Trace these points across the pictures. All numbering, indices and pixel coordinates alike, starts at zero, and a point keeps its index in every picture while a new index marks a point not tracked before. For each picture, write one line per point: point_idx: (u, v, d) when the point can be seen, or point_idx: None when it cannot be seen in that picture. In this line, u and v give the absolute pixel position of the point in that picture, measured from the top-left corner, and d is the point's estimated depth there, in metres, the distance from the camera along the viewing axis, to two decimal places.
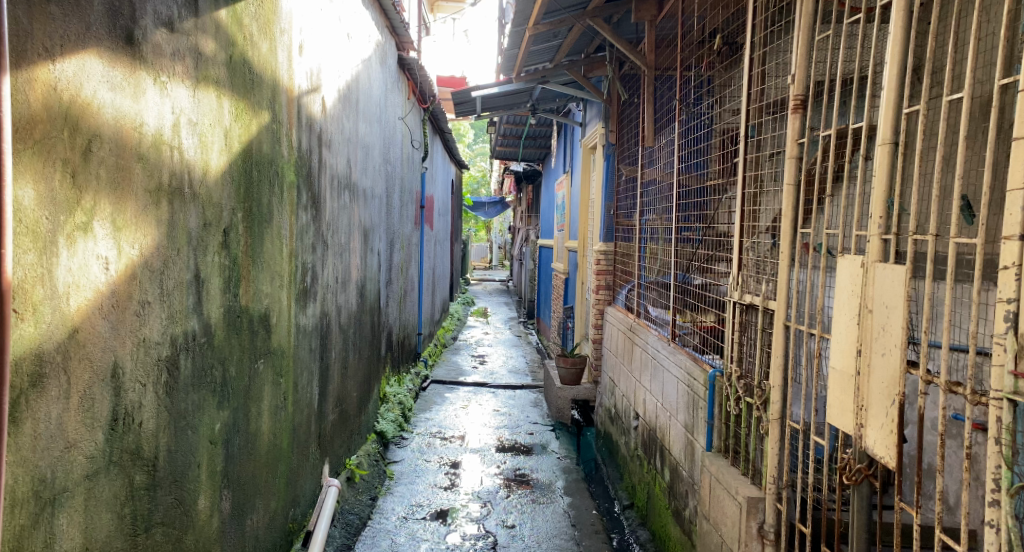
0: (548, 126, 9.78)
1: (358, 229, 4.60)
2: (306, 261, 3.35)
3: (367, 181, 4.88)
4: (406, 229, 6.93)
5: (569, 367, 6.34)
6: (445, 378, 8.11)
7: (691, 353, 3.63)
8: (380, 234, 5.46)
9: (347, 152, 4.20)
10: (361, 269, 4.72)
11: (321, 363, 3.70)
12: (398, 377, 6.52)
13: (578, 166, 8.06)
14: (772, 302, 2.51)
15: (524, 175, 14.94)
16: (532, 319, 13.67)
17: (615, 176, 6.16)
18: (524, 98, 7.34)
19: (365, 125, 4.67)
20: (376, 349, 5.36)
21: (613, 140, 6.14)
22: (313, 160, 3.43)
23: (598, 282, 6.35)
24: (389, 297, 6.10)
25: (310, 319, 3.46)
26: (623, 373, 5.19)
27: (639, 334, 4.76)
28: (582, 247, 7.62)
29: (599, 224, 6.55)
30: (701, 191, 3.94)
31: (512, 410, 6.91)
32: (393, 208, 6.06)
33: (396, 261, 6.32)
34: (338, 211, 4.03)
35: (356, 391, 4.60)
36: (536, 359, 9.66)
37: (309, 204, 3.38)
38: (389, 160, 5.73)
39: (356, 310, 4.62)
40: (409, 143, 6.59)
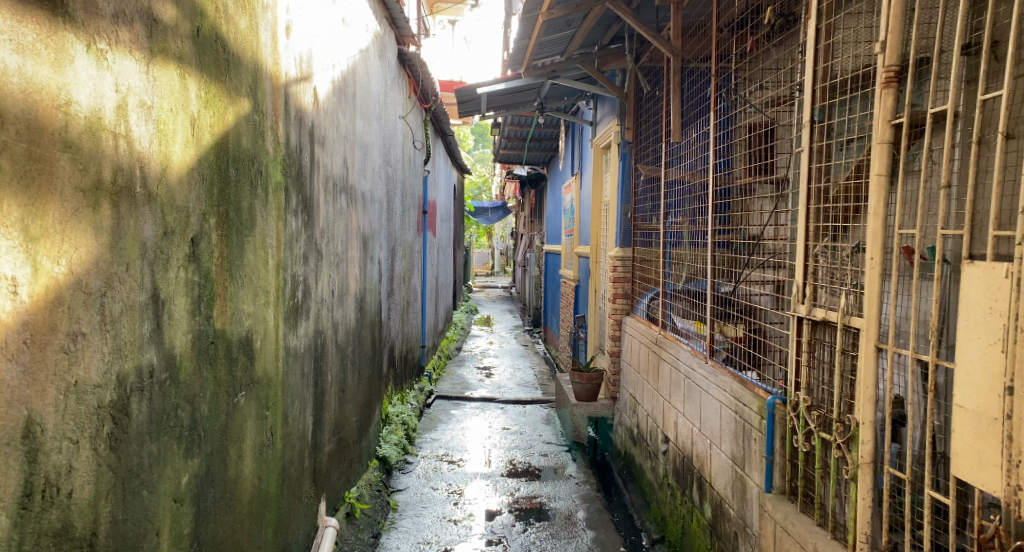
0: (555, 126, 9.40)
1: (357, 237, 4.20)
2: (296, 274, 2.94)
3: (367, 184, 4.47)
4: (409, 236, 6.53)
5: (585, 383, 5.89)
6: (450, 393, 7.70)
7: (735, 374, 3.23)
8: (381, 243, 5.07)
9: (344, 151, 3.80)
10: (361, 281, 4.32)
11: (316, 390, 3.28)
12: (400, 394, 6.10)
13: (588, 168, 7.68)
14: (856, 319, 2.11)
15: (527, 180, 14.57)
16: (538, 327, 13.25)
17: (632, 178, 5.76)
18: (532, 96, 6.93)
19: (363, 124, 4.27)
20: (377, 367, 4.94)
21: (630, 138, 5.74)
22: (305, 158, 3.02)
23: (613, 290, 5.92)
24: (392, 310, 5.68)
25: (302, 339, 3.05)
26: (649, 391, 4.77)
27: (667, 348, 4.35)
28: (595, 253, 7.21)
29: (615, 229, 6.14)
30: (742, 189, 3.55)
31: (524, 428, 6.49)
32: (394, 214, 5.65)
33: (398, 271, 5.92)
34: (333, 217, 3.62)
35: (355, 416, 4.19)
36: (545, 371, 9.24)
37: (300, 208, 2.97)
38: (390, 162, 5.32)
39: (356, 326, 4.21)
40: (410, 144, 6.20)
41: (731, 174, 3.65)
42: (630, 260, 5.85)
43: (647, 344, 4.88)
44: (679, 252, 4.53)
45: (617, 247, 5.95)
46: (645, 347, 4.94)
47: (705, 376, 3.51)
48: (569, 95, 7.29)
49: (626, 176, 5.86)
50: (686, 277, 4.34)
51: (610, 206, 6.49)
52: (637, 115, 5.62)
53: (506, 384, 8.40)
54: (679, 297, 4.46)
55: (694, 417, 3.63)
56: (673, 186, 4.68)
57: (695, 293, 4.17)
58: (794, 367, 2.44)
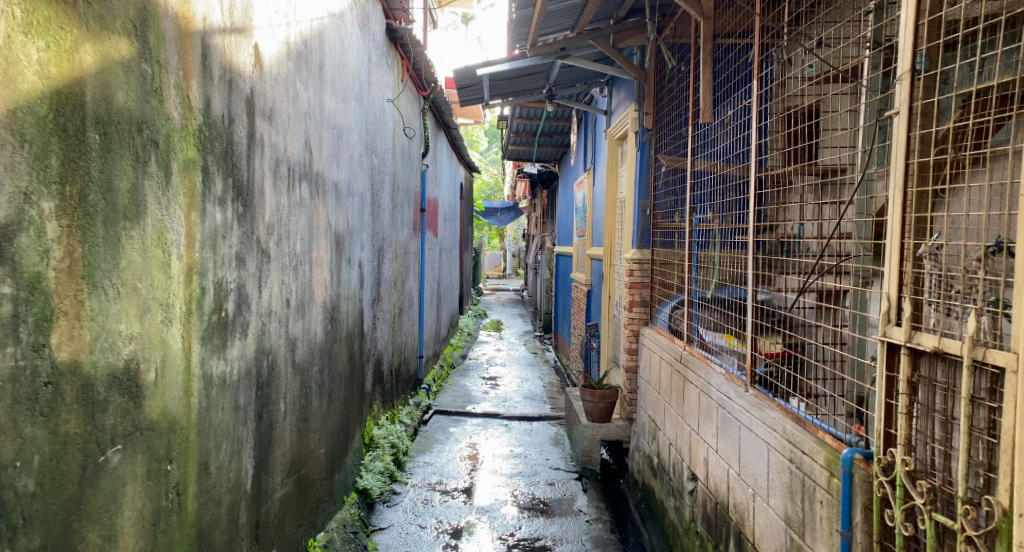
0: (566, 119, 8.75)
1: (327, 236, 3.56)
2: (223, 280, 2.29)
3: (342, 174, 3.84)
4: (401, 235, 5.90)
5: (596, 402, 5.24)
6: (450, 408, 7.05)
7: (785, 407, 2.55)
8: (364, 243, 4.46)
9: (305, 128, 3.15)
10: (331, 288, 3.66)
11: (260, 425, 2.63)
12: (391, 413, 5.46)
13: (602, 162, 7.01)
14: (997, 355, 1.41)
15: (538, 178, 13.92)
16: (549, 333, 12.60)
17: (652, 170, 5.08)
18: (540, 80, 6.28)
19: (335, 101, 3.63)
20: (357, 385, 4.30)
21: (649, 126, 5.06)
22: (238, 131, 2.37)
23: (630, 298, 5.25)
24: (379, 317, 5.04)
25: (235, 363, 2.40)
26: (672, 417, 4.09)
27: (694, 368, 3.67)
28: (609, 255, 6.54)
29: (631, 228, 5.47)
30: (789, 174, 2.89)
31: (529, 450, 5.83)
32: (381, 210, 5.01)
33: (388, 273, 5.28)
34: (290, 209, 2.98)
35: (324, 447, 3.54)
36: (555, 382, 8.57)
37: (230, 196, 2.33)
38: (374, 150, 4.70)
39: (325, 340, 3.56)
40: (403, 133, 5.59)
41: (774, 157, 2.98)
42: (649, 262, 5.18)
43: (669, 362, 4.22)
44: (710, 253, 3.85)
45: (634, 248, 5.29)
46: (667, 362, 4.27)
47: (745, 407, 2.84)
48: (582, 81, 6.66)
49: (645, 167, 5.19)
50: (717, 286, 3.68)
51: (626, 202, 5.82)
52: (659, 98, 4.95)
53: (513, 397, 7.73)
54: (710, 307, 3.79)
55: (732, 457, 2.95)
56: (703, 176, 4.00)
57: (731, 301, 3.50)
58: (881, 412, 1.75)
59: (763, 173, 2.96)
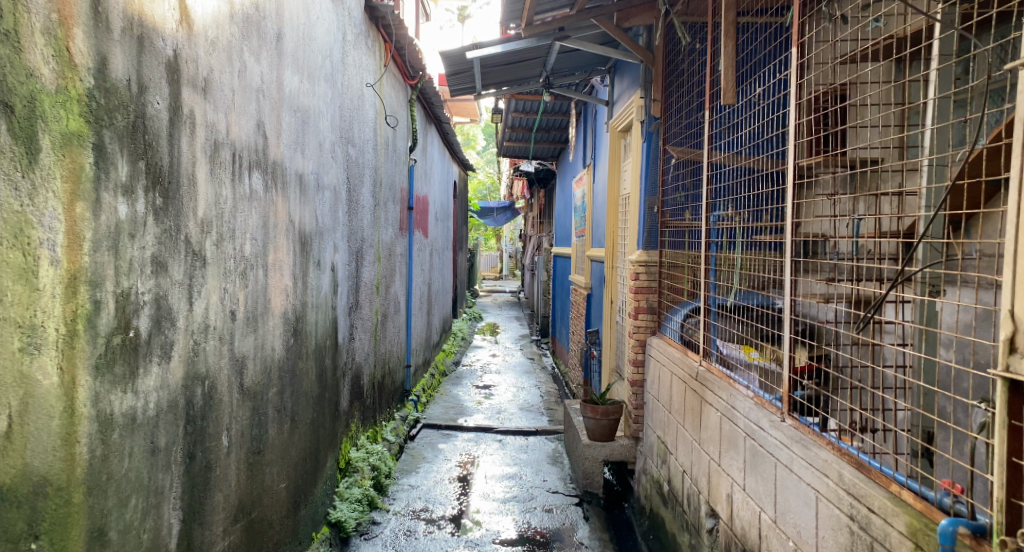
0: (564, 112, 8.29)
1: (289, 235, 3.08)
2: (135, 290, 1.81)
3: (307, 165, 3.36)
4: (385, 235, 5.42)
5: (599, 419, 4.76)
6: (440, 421, 6.56)
7: (838, 447, 2.06)
8: (338, 243, 3.98)
9: (257, 107, 2.66)
10: (294, 296, 3.17)
11: (192, 469, 2.14)
12: (372, 430, 4.98)
13: (603, 157, 6.54)
14: None
15: (534, 177, 13.46)
16: (547, 338, 12.12)
17: (660, 162, 4.62)
18: (536, 66, 5.81)
19: (299, 80, 3.15)
20: (329, 405, 3.82)
21: (657, 114, 4.59)
22: (154, 102, 1.87)
23: (635, 304, 4.79)
24: (358, 326, 4.55)
25: (152, 396, 1.91)
26: (686, 441, 3.62)
27: (714, 388, 3.21)
28: (611, 256, 6.06)
29: (637, 227, 5.00)
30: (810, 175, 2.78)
31: (525, 470, 5.35)
32: (361, 207, 4.54)
33: (368, 277, 4.81)
34: (237, 204, 2.49)
35: (285, 482, 3.05)
36: (552, 391, 8.09)
37: (146, 186, 1.84)
38: (350, 141, 4.23)
39: (285, 357, 3.06)
40: (385, 123, 5.11)
41: (806, 141, 2.55)
42: (656, 265, 4.72)
43: (682, 379, 3.74)
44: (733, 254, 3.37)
45: (639, 249, 4.82)
46: (680, 378, 3.81)
47: (782, 440, 2.35)
48: (581, 68, 6.22)
49: (652, 160, 4.73)
50: (739, 290, 3.29)
51: (629, 199, 5.35)
52: (669, 85, 4.49)
53: (508, 409, 7.25)
54: (733, 317, 3.38)
55: (766, 499, 2.46)
56: (724, 166, 3.54)
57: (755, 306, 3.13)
58: (1005, 476, 1.39)
59: (790, 159, 2.51)
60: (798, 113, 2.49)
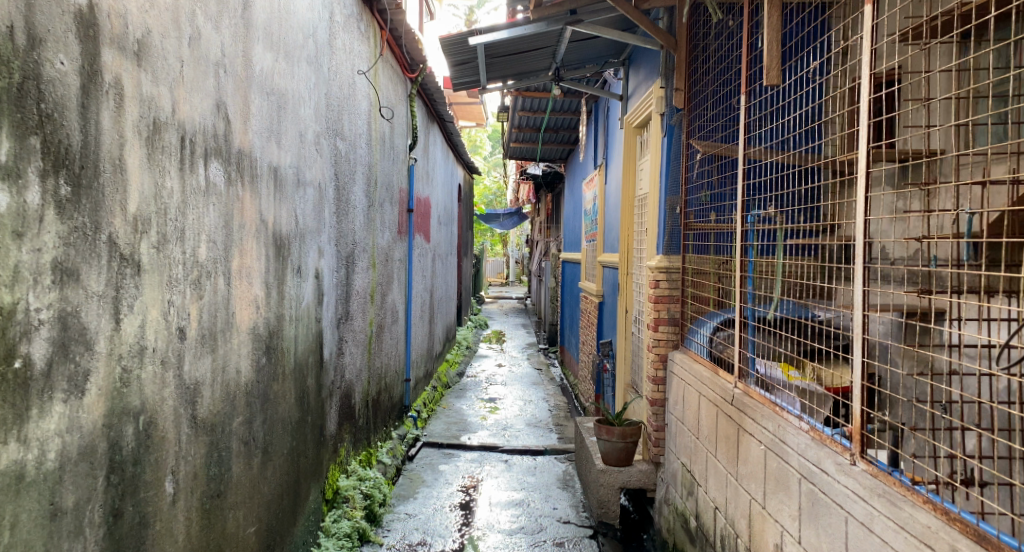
0: (573, 109, 7.87)
1: (260, 238, 2.66)
2: (14, 303, 1.39)
3: (285, 159, 2.94)
4: (381, 239, 4.99)
5: (616, 442, 4.31)
6: (442, 439, 6.12)
7: (942, 508, 1.61)
8: (325, 248, 3.56)
9: (219, 85, 2.25)
10: (266, 309, 2.74)
11: (117, 530, 1.71)
12: (365, 452, 4.55)
13: (617, 155, 6.11)
14: None
15: (541, 181, 13.03)
16: (554, 347, 11.67)
17: (684, 157, 4.18)
18: (546, 56, 5.40)
19: (274, 59, 2.74)
20: (313, 429, 3.39)
21: (681, 105, 4.16)
22: (53, 61, 1.47)
23: (655, 315, 4.35)
24: (349, 340, 4.12)
25: (51, 443, 1.48)
26: (718, 473, 3.16)
27: (754, 416, 2.76)
28: (626, 262, 5.63)
29: (656, 230, 4.56)
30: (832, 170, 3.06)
31: (534, 495, 4.89)
32: (353, 207, 4.12)
33: (362, 285, 4.38)
34: (188, 199, 2.07)
35: (254, 526, 2.62)
36: (562, 405, 7.64)
37: (34, 172, 1.42)
38: (340, 135, 3.81)
39: (254, 379, 2.63)
40: (380, 117, 4.69)
41: (874, 123, 2.17)
42: (678, 272, 4.28)
43: (714, 401, 3.29)
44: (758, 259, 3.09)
45: (660, 254, 4.38)
46: (711, 400, 3.36)
47: (856, 491, 1.89)
48: (594, 59, 5.82)
49: (673, 155, 4.29)
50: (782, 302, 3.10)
51: (647, 199, 4.90)
52: (693, 73, 4.08)
53: (515, 425, 6.80)
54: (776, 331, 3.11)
55: None
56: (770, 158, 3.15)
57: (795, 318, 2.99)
58: None
59: (863, 142, 2.11)
60: (871, 87, 2.09)
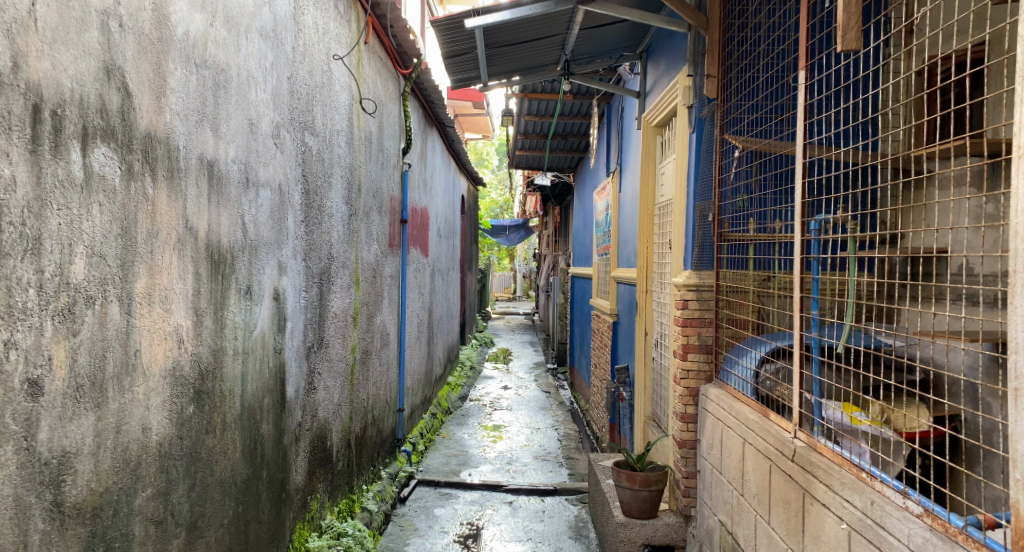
0: (582, 113, 7.32)
1: (184, 252, 2.06)
2: None
3: (226, 152, 2.34)
4: (367, 253, 4.40)
5: (638, 491, 3.67)
6: (439, 477, 5.47)
7: None
8: (288, 264, 2.96)
9: (110, 42, 1.66)
10: (194, 342, 2.13)
11: None
12: (345, 500, 3.92)
13: (633, 159, 5.51)
14: None
15: (548, 192, 12.44)
16: (564, 367, 11.00)
17: (717, 155, 3.56)
18: (555, 45, 4.82)
19: (206, 23, 2.15)
20: (271, 485, 2.76)
21: (713, 95, 3.55)
22: None
23: (683, 341, 3.71)
24: (323, 372, 3.50)
25: None
26: (771, 545, 2.53)
27: (820, 478, 2.16)
28: (644, 278, 4.99)
29: (681, 241, 3.93)
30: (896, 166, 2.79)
31: (542, 548, 4.22)
32: (329, 215, 3.54)
33: (341, 307, 3.77)
34: (42, 197, 1.47)
35: None
36: (573, 435, 6.97)
37: None
38: (311, 129, 3.22)
39: (175, 435, 2.01)
40: (364, 113, 4.10)
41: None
42: (710, 290, 3.66)
43: (763, 452, 2.66)
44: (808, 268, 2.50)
45: (687, 269, 3.76)
46: (757, 449, 2.74)
47: None
48: (608, 52, 5.25)
49: (703, 153, 3.67)
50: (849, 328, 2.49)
51: (671, 207, 4.28)
52: (728, 57, 3.49)
53: (521, 458, 6.14)
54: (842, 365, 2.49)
55: None
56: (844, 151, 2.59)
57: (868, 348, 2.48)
58: None
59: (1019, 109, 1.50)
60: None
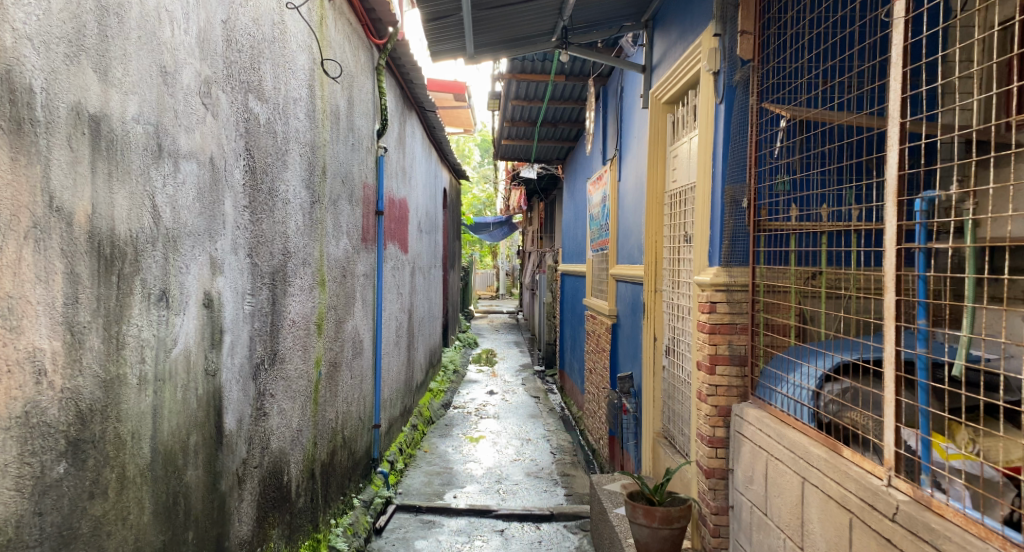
0: (576, 94, 6.72)
1: (48, 243, 1.43)
2: None
3: (123, 106, 1.65)
4: (334, 248, 3.76)
5: (657, 529, 3.08)
6: (421, 501, 4.84)
7: None
8: (225, 261, 2.31)
9: None
10: (70, 374, 1.49)
11: None
12: (308, 543, 3.28)
13: (637, 143, 4.92)
14: None
15: (535, 186, 11.84)
16: (553, 370, 10.41)
17: (753, 128, 3.01)
18: (551, 9, 4.21)
19: None
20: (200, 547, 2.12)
21: (748, 56, 3.02)
22: None
23: (710, 351, 3.11)
24: (276, 394, 2.85)
25: None
26: None
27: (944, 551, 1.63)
28: (652, 275, 4.40)
29: (704, 231, 3.35)
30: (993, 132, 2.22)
31: None
32: (286, 202, 2.91)
33: (301, 313, 3.13)
34: None
35: None
36: (567, 446, 6.37)
37: None
38: (257, 93, 2.57)
39: (30, 512, 1.40)
40: (329, 81, 3.47)
41: None
42: (742, 288, 3.09)
43: (833, 498, 2.10)
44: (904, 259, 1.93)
45: (714, 265, 3.18)
46: (825, 492, 2.16)
47: None
48: (610, 20, 4.65)
49: (734, 128, 3.10)
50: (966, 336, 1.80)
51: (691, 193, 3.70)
52: (768, 11, 2.96)
53: (512, 476, 5.52)
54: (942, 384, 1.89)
55: None
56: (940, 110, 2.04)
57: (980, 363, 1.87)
58: None
59: None
60: None
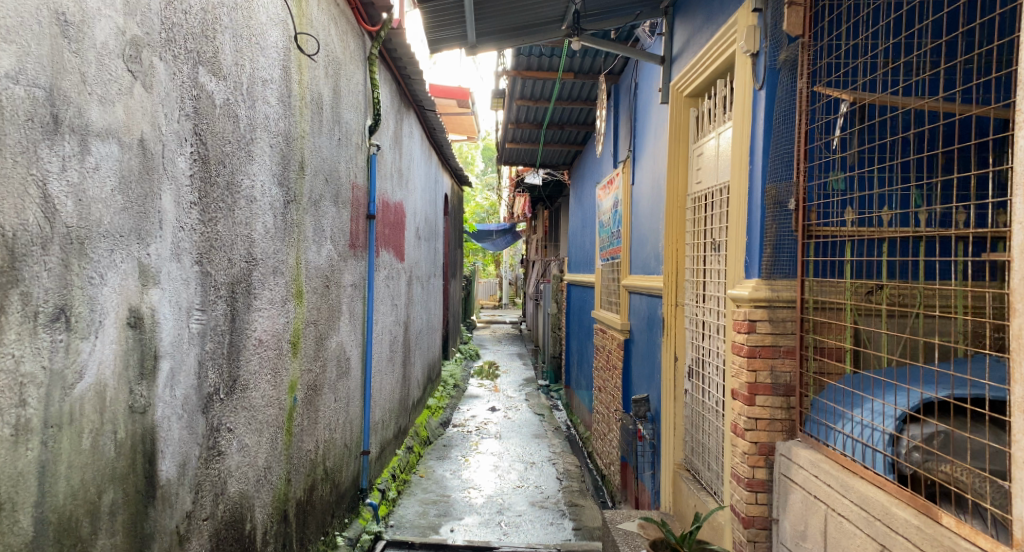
0: (587, 93, 6.28)
1: None
2: None
3: None
4: (315, 255, 3.31)
5: None
6: (414, 535, 4.36)
7: None
8: (162, 270, 1.86)
9: None
10: None
11: None
12: None
13: (656, 141, 4.47)
14: None
15: (540, 193, 11.39)
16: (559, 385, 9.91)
17: (801, 117, 2.55)
18: None
19: None
20: None
21: (797, 32, 2.54)
22: None
23: (750, 379, 2.63)
24: (235, 428, 2.39)
25: None
26: None
27: None
28: (673, 288, 3.93)
29: (738, 236, 2.87)
30: None
31: None
32: (249, 198, 2.45)
33: (269, 330, 2.67)
34: None
35: None
36: (575, 471, 5.88)
37: None
38: (212, 67, 2.13)
39: None
40: (309, 63, 3.04)
41: None
42: (787, 303, 2.62)
43: None
44: None
45: (753, 276, 2.70)
46: None
47: None
48: (627, 7, 4.20)
49: (778, 117, 2.63)
50: None
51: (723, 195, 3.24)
52: None
53: (515, 506, 5.04)
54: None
55: None
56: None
57: None
58: None
59: None
60: None
